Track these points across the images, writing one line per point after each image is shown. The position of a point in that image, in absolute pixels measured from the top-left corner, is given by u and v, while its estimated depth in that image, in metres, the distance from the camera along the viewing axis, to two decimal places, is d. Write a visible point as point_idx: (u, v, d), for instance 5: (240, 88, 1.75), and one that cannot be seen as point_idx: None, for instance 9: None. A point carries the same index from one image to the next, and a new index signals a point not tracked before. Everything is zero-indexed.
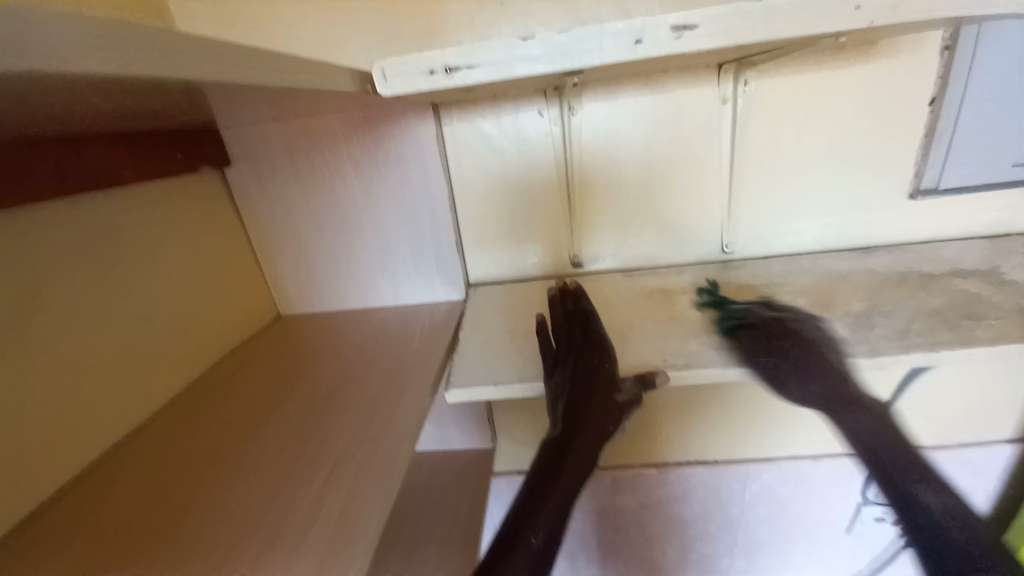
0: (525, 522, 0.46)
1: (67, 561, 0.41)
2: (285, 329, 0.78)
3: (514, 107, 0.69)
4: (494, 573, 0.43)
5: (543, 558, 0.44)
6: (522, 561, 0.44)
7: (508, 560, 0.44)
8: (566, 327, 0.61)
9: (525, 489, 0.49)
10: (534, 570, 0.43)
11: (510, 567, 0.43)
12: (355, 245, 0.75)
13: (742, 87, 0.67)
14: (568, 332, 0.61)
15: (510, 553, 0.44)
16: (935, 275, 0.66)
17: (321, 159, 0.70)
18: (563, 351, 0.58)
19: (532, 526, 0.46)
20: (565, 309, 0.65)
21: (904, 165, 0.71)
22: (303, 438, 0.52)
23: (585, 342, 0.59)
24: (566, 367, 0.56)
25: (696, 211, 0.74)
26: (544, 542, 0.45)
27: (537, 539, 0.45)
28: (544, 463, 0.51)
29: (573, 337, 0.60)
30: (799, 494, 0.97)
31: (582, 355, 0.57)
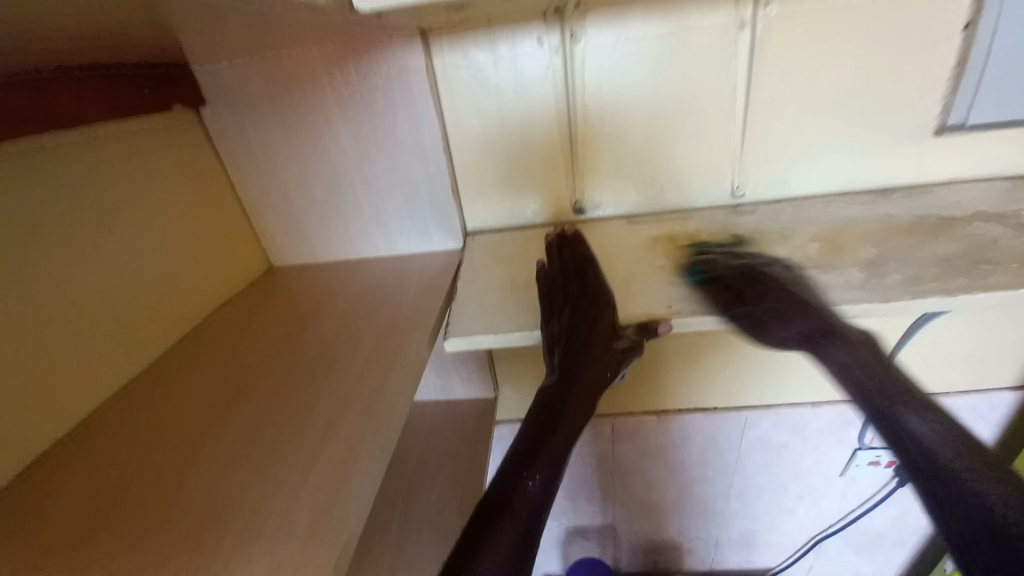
0: (522, 468, 0.45)
1: (70, 509, 0.41)
2: (277, 282, 0.76)
3: (511, 36, 0.63)
4: (488, 518, 0.41)
5: (541, 503, 0.43)
6: (519, 505, 0.42)
7: (506, 505, 0.42)
8: (563, 276, 0.60)
9: (521, 436, 0.48)
10: (530, 514, 0.42)
11: (507, 511, 0.41)
12: (345, 193, 0.71)
13: (763, 9, 0.60)
14: (565, 279, 0.59)
15: (507, 498, 0.42)
16: (954, 218, 0.62)
17: (304, 98, 0.65)
18: (561, 298, 0.56)
19: (529, 471, 0.44)
20: (561, 258, 0.63)
21: (931, 100, 0.66)
22: (298, 391, 0.51)
23: (582, 290, 0.57)
24: (564, 315, 0.55)
25: (706, 153, 0.69)
26: (541, 487, 0.43)
27: (534, 482, 0.43)
28: (540, 410, 0.49)
29: (570, 284, 0.58)
30: (795, 440, 0.99)
31: (579, 303, 0.56)
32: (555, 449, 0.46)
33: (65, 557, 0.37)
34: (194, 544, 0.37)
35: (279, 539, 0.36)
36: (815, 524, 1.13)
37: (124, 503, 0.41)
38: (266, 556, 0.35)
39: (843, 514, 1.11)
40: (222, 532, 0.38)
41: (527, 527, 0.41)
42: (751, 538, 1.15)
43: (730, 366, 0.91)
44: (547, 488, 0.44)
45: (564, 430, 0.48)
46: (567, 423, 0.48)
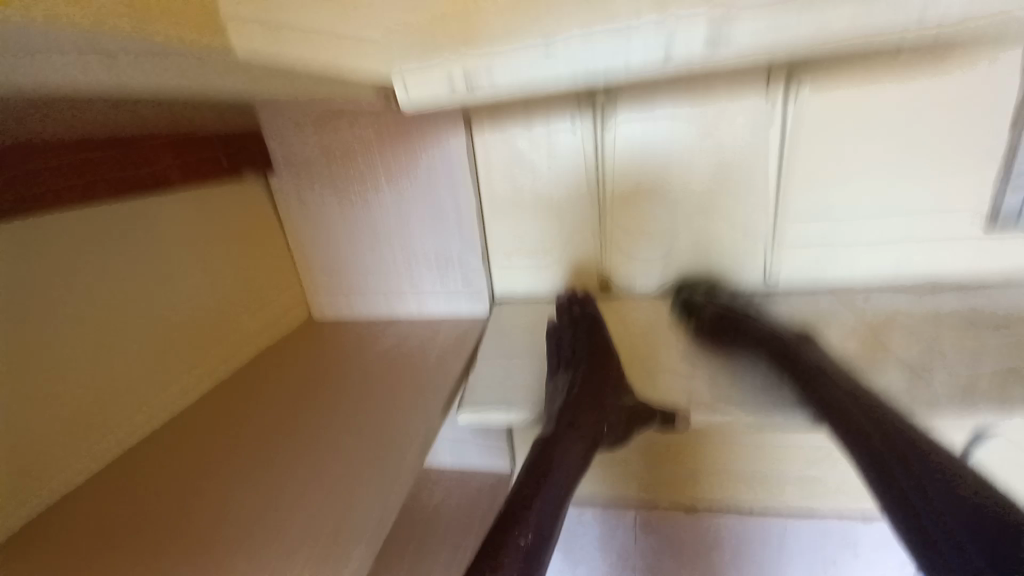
0: (515, 519, 0.42)
1: (84, 545, 0.44)
2: (312, 334, 0.81)
3: (547, 122, 0.68)
4: (476, 574, 0.38)
5: (534, 558, 0.39)
6: (511, 558, 0.39)
7: (497, 559, 0.38)
8: (569, 335, 0.62)
9: (516, 486, 0.45)
10: (523, 572, 0.38)
11: (499, 565, 0.38)
12: (384, 255, 0.76)
13: (791, 104, 0.63)
14: (571, 339, 0.61)
15: (498, 549, 0.39)
16: (1013, 321, 0.58)
17: (357, 171, 0.73)
18: (568, 355, 0.59)
19: (522, 522, 0.41)
20: (571, 314, 0.66)
21: (977, 195, 0.64)
22: (309, 447, 0.53)
23: (589, 347, 0.59)
24: (567, 373, 0.57)
25: (736, 236, 0.70)
26: (535, 540, 0.40)
27: (527, 537, 0.40)
28: (537, 460, 0.47)
29: (577, 340, 0.61)
30: (847, 555, 0.87)
31: (585, 358, 0.58)
32: (551, 501, 0.44)
33: None
34: None
35: None
36: None
37: (130, 546, 0.43)
38: None
39: None
40: None
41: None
42: None
43: (766, 460, 0.84)
44: (540, 544, 0.40)
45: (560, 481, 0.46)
46: (563, 473, 0.47)
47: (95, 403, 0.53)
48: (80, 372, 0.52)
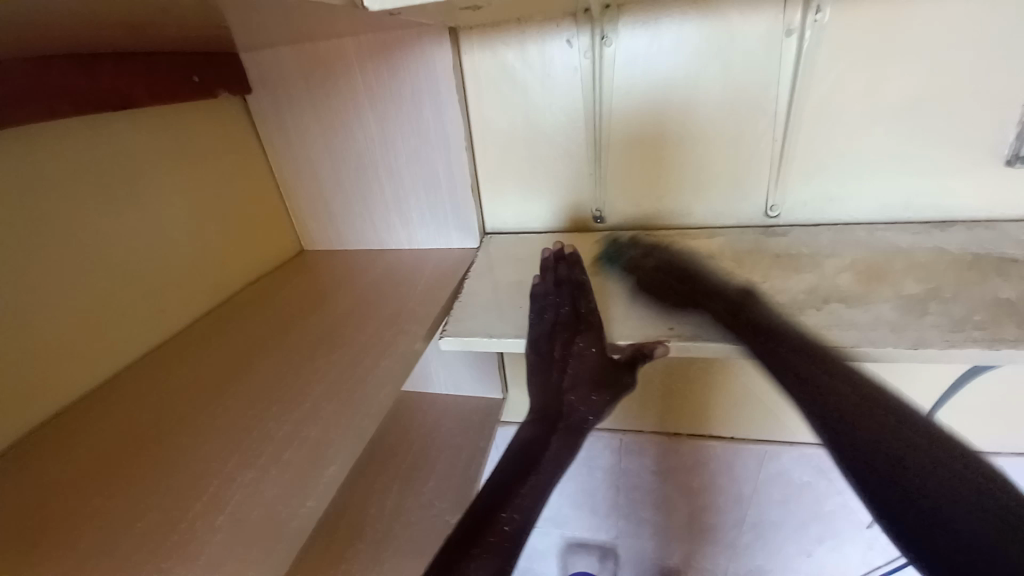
0: (501, 503, 0.47)
1: (87, 453, 0.47)
2: (303, 263, 0.80)
3: (540, 38, 0.62)
4: (460, 553, 0.44)
5: (516, 538, 0.45)
6: (495, 538, 0.44)
7: (481, 540, 0.44)
8: (554, 299, 0.58)
9: (504, 468, 0.51)
10: (503, 552, 0.44)
11: (482, 545, 0.44)
12: (370, 182, 0.73)
13: (814, 15, 0.56)
14: (555, 305, 0.57)
15: (484, 532, 0.45)
16: (1019, 260, 0.55)
17: (337, 90, 0.68)
18: (550, 323, 0.56)
19: (507, 510, 0.46)
20: (556, 276, 0.61)
21: (1006, 125, 0.58)
22: (295, 369, 0.54)
23: (573, 314, 0.56)
24: (551, 344, 0.55)
25: (739, 166, 0.65)
26: (519, 524, 0.46)
27: (510, 518, 0.46)
28: (523, 448, 0.52)
29: (561, 305, 0.57)
30: (820, 481, 0.92)
31: (568, 326, 0.55)
32: (534, 487, 0.48)
33: (77, 497, 0.43)
34: (173, 502, 0.41)
35: (241, 510, 0.40)
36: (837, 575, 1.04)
37: (129, 454, 0.46)
38: (225, 526, 0.38)
39: (869, 568, 1.02)
40: (196, 495, 0.41)
41: (501, 562, 0.44)
42: None
43: (751, 394, 0.86)
44: (523, 525, 0.46)
45: (543, 468, 0.50)
46: (551, 461, 0.51)
47: (86, 327, 0.54)
48: (67, 299, 0.52)
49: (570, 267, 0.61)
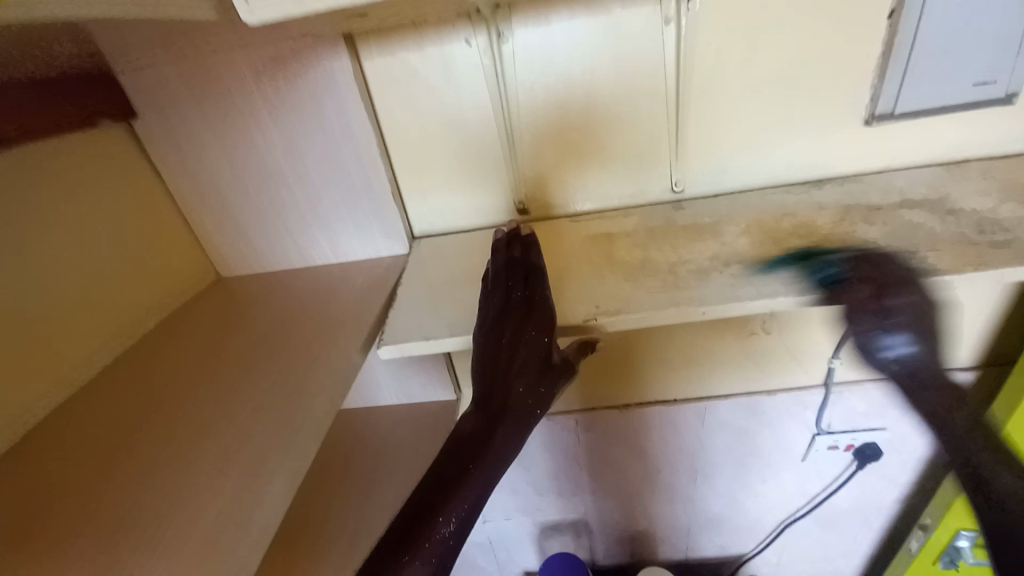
0: (438, 510, 0.47)
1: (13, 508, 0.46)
2: (222, 290, 0.76)
3: (440, 41, 0.63)
4: (394, 559, 0.45)
5: (452, 544, 0.47)
6: (428, 548, 0.46)
7: (415, 548, 0.46)
8: (507, 279, 0.56)
9: (442, 463, 0.50)
10: (438, 559, 0.46)
11: (416, 554, 0.46)
12: (285, 199, 0.70)
13: (686, 5, 0.61)
14: (508, 285, 0.55)
15: (418, 539, 0.46)
16: (882, 206, 0.64)
17: (233, 107, 0.64)
18: (502, 304, 0.54)
19: (444, 515, 0.47)
20: (510, 255, 0.59)
21: (857, 90, 0.67)
22: (225, 403, 0.52)
23: (525, 296, 0.54)
24: (501, 326, 0.53)
25: (643, 146, 0.70)
26: (454, 531, 0.47)
27: (448, 526, 0.47)
28: (462, 441, 0.51)
29: (512, 287, 0.55)
30: (756, 425, 1.01)
31: (518, 309, 0.53)
32: (473, 488, 0.49)
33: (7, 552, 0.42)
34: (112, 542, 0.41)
35: (181, 543, 0.40)
36: (783, 508, 1.15)
37: (63, 501, 0.45)
38: (166, 561, 0.38)
39: (808, 497, 1.13)
40: (134, 533, 0.41)
41: (435, 569, 0.46)
42: (722, 523, 1.18)
43: (686, 358, 0.92)
44: (458, 532, 0.47)
45: (482, 467, 0.49)
46: (494, 460, 0.50)
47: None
48: None
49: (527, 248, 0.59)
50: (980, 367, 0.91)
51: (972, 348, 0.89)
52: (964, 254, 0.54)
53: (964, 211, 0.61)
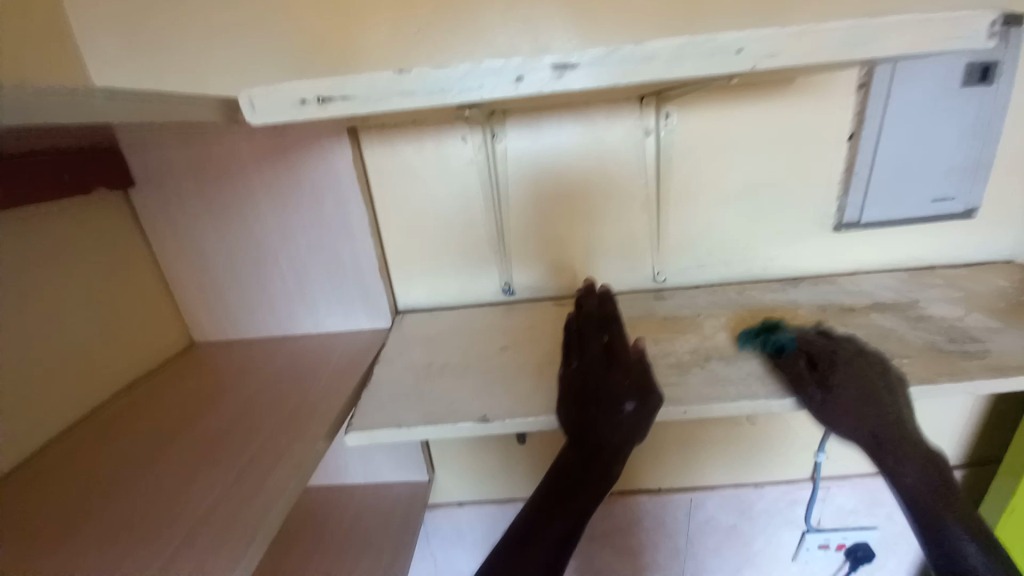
0: (546, 511, 0.51)
1: None
2: (193, 360, 0.74)
3: (436, 136, 0.67)
4: (512, 551, 0.49)
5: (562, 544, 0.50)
6: (538, 543, 0.49)
7: (526, 542, 0.50)
8: (591, 332, 0.59)
9: (545, 482, 0.53)
10: (548, 554, 0.49)
11: (531, 544, 0.49)
12: (271, 271, 0.71)
13: (664, 120, 0.66)
14: (585, 337, 0.59)
15: (530, 536, 0.50)
16: (854, 309, 0.66)
17: (230, 184, 0.66)
18: (588, 354, 0.57)
19: (556, 519, 0.50)
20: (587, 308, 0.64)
21: (824, 201, 0.71)
22: (172, 496, 0.49)
23: (608, 347, 0.57)
24: (587, 372, 0.55)
25: (627, 239, 0.73)
26: (562, 535, 0.50)
27: (558, 524, 0.50)
28: (561, 468, 0.53)
29: (591, 339, 0.58)
30: (742, 521, 0.97)
31: (604, 357, 0.56)
32: (575, 504, 0.51)
33: None
34: None
35: None
36: None
37: None
38: None
39: None
40: None
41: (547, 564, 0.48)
42: None
43: (671, 447, 0.90)
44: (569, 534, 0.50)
45: (586, 491, 0.51)
46: (592, 483, 0.51)
47: None
48: None
49: (603, 300, 0.65)
50: (964, 468, 0.89)
51: (955, 448, 0.88)
52: (936, 365, 0.55)
53: (932, 319, 0.63)
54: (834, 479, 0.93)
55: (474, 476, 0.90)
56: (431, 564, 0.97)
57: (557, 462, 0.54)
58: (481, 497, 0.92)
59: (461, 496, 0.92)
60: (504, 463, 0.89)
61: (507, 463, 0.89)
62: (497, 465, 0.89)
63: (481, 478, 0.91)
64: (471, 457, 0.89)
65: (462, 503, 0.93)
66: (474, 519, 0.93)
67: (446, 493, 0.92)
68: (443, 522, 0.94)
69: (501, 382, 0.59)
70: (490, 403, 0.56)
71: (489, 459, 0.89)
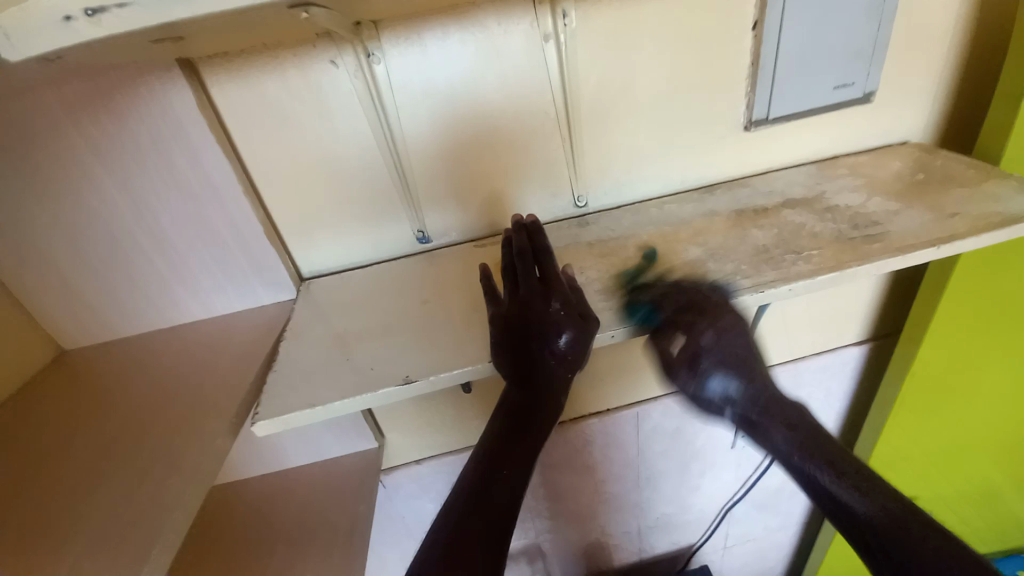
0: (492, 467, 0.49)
1: None
2: (64, 371, 0.62)
3: (300, 65, 0.56)
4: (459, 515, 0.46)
5: (511, 495, 0.48)
6: (487, 498, 0.47)
7: (475, 499, 0.47)
8: (521, 267, 0.54)
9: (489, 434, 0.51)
10: (499, 507, 0.47)
11: (480, 502, 0.47)
12: (133, 254, 0.59)
13: (562, 21, 0.59)
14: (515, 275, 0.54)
15: (479, 493, 0.47)
16: (768, 209, 0.67)
17: (44, 153, 0.52)
18: (520, 292, 0.53)
19: (503, 470, 0.49)
20: (514, 247, 0.56)
21: (734, 100, 0.69)
22: (40, 534, 0.41)
23: (539, 280, 0.53)
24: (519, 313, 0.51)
25: (541, 163, 0.68)
26: (509, 482, 0.48)
27: (505, 475, 0.48)
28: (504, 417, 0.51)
29: (523, 274, 0.54)
30: (685, 424, 1.03)
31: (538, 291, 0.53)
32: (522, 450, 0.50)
33: None
34: None
35: None
36: (722, 495, 1.19)
37: None
38: None
39: (743, 481, 1.18)
40: None
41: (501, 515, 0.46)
42: (669, 519, 1.20)
43: (615, 369, 0.91)
44: (516, 481, 0.48)
45: (525, 436, 0.50)
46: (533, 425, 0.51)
47: None
48: None
49: (531, 234, 0.57)
50: (871, 341, 0.99)
51: (861, 326, 0.96)
52: (843, 251, 0.57)
53: (838, 208, 0.64)
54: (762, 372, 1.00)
55: (427, 433, 0.88)
56: (399, 522, 0.97)
57: (501, 403, 0.52)
58: (438, 451, 0.91)
59: (416, 454, 0.90)
60: (454, 414, 0.87)
61: (458, 414, 0.87)
62: (449, 417, 0.87)
63: (433, 434, 0.89)
64: (418, 417, 0.86)
65: (418, 461, 0.91)
66: (434, 472, 0.92)
67: (401, 455, 0.90)
68: (403, 482, 0.92)
69: (423, 337, 0.55)
70: (413, 362, 0.52)
71: (438, 415, 0.86)
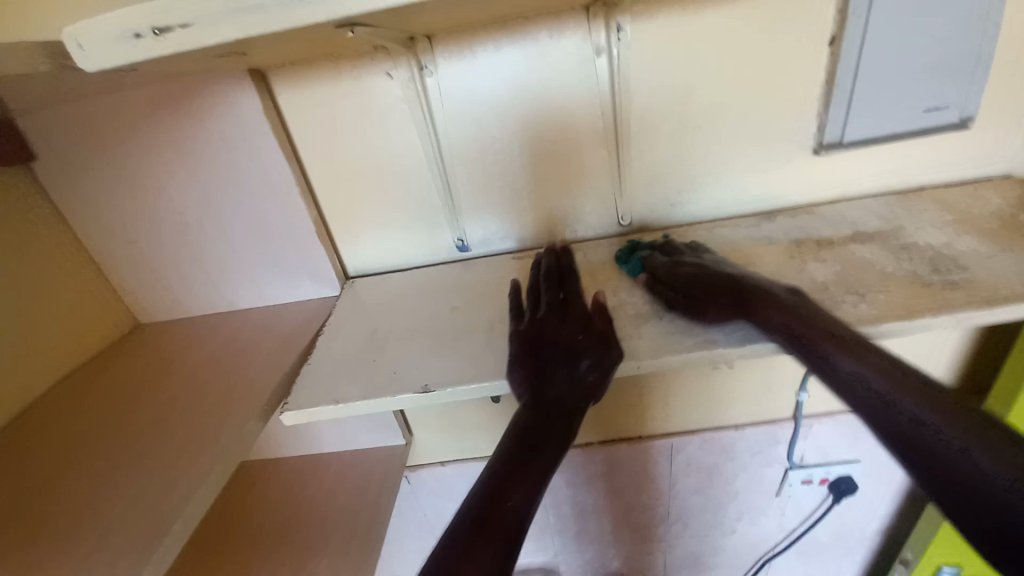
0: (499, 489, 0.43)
1: None
2: (137, 342, 0.70)
3: (358, 76, 0.59)
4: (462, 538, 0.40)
5: (523, 521, 0.41)
6: (495, 521, 0.41)
7: (482, 522, 0.41)
8: (546, 287, 0.56)
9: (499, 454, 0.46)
10: (510, 532, 0.40)
11: (486, 526, 0.40)
12: (201, 242, 0.65)
13: (616, 35, 0.57)
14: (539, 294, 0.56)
15: (484, 516, 0.41)
16: (833, 241, 0.61)
17: (136, 148, 0.59)
18: (543, 309, 0.54)
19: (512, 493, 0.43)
20: (543, 266, 0.60)
21: (802, 121, 0.64)
22: (92, 491, 0.46)
23: (562, 300, 0.55)
24: (542, 328, 0.52)
25: (585, 179, 0.66)
26: (522, 506, 0.42)
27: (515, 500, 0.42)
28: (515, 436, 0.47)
29: (549, 293, 0.56)
30: (724, 461, 0.96)
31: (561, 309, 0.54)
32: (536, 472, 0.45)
33: None
34: None
35: None
36: (762, 543, 1.10)
37: None
38: None
39: (787, 532, 1.08)
40: None
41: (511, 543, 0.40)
42: (700, 559, 1.13)
43: (650, 395, 0.87)
44: (528, 506, 0.43)
45: (539, 458, 0.45)
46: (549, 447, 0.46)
47: None
48: None
49: (558, 256, 0.61)
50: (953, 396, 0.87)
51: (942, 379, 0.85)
52: (917, 295, 0.50)
53: (917, 246, 0.57)
54: (817, 416, 0.91)
55: (453, 436, 0.89)
56: (420, 520, 0.99)
57: (514, 423, 0.48)
58: (463, 456, 0.92)
59: (441, 456, 0.92)
60: (481, 421, 0.87)
61: (485, 422, 0.87)
62: (475, 424, 0.88)
63: (459, 438, 0.89)
64: (445, 420, 0.87)
65: (443, 463, 0.92)
66: (458, 476, 0.93)
67: (427, 454, 0.91)
68: (427, 481, 0.94)
69: (449, 346, 0.55)
70: (435, 370, 0.52)
71: (465, 420, 0.87)
